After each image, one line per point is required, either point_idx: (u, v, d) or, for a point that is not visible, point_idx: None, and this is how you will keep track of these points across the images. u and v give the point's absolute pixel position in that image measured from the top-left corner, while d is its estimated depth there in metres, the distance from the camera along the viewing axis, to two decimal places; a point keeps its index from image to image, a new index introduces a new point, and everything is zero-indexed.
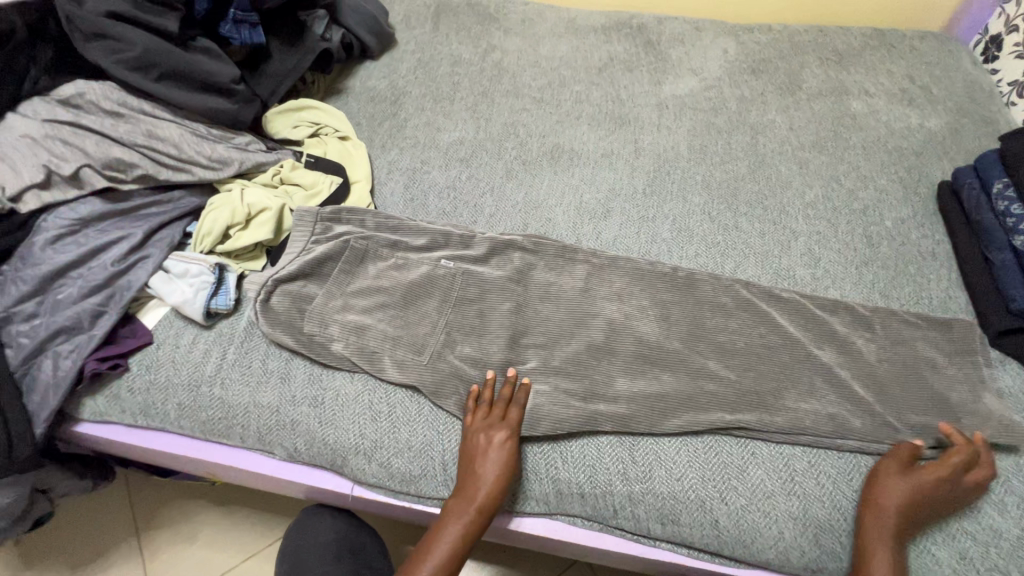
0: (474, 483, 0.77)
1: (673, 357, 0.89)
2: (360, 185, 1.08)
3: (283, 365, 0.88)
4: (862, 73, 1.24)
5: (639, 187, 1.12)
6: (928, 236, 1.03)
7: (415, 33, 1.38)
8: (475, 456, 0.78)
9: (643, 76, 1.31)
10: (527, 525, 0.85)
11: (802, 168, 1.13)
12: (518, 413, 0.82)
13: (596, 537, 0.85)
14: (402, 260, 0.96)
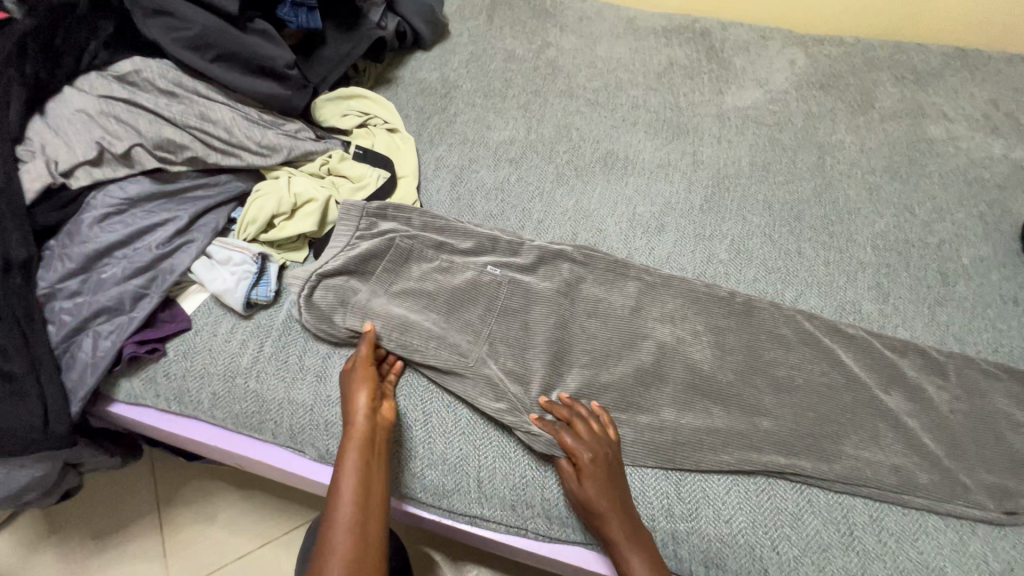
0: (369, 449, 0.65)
1: (760, 407, 0.72)
2: (407, 180, 0.95)
3: (320, 363, 0.76)
4: (942, 96, 1.14)
5: (696, 202, 0.96)
6: (1009, 278, 0.86)
7: (469, 25, 1.31)
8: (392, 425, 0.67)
9: (703, 85, 1.18)
10: (538, 549, 0.70)
11: (872, 193, 0.97)
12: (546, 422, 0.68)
13: None
14: (447, 262, 0.82)
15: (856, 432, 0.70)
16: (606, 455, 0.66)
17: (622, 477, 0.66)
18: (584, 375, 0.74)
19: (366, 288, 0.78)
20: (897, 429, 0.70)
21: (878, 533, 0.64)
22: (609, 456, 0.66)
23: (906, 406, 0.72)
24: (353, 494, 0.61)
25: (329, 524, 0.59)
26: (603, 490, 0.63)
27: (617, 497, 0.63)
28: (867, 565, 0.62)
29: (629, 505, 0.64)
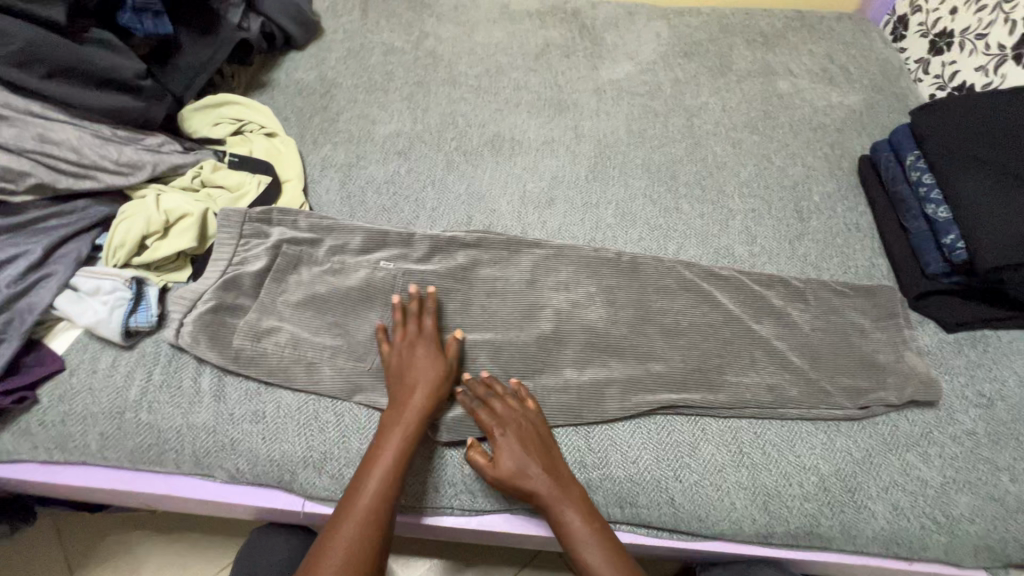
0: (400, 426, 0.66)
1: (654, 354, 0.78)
2: (292, 183, 0.92)
3: (216, 382, 0.73)
4: (787, 55, 1.26)
5: (581, 173, 1.01)
6: (851, 208, 0.98)
7: (343, 21, 1.28)
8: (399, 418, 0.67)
9: (579, 63, 1.23)
10: (466, 523, 0.72)
11: (736, 147, 1.07)
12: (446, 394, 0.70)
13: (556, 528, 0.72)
14: (339, 263, 0.82)
15: (737, 362, 0.78)
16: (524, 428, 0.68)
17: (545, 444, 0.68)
18: (489, 352, 0.77)
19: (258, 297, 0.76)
20: (771, 353, 0.79)
21: (763, 445, 0.72)
22: (526, 425, 0.68)
23: (775, 332, 0.81)
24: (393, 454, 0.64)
25: (353, 496, 0.61)
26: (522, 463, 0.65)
27: (541, 463, 0.66)
28: (757, 476, 0.70)
29: (558, 468, 0.66)
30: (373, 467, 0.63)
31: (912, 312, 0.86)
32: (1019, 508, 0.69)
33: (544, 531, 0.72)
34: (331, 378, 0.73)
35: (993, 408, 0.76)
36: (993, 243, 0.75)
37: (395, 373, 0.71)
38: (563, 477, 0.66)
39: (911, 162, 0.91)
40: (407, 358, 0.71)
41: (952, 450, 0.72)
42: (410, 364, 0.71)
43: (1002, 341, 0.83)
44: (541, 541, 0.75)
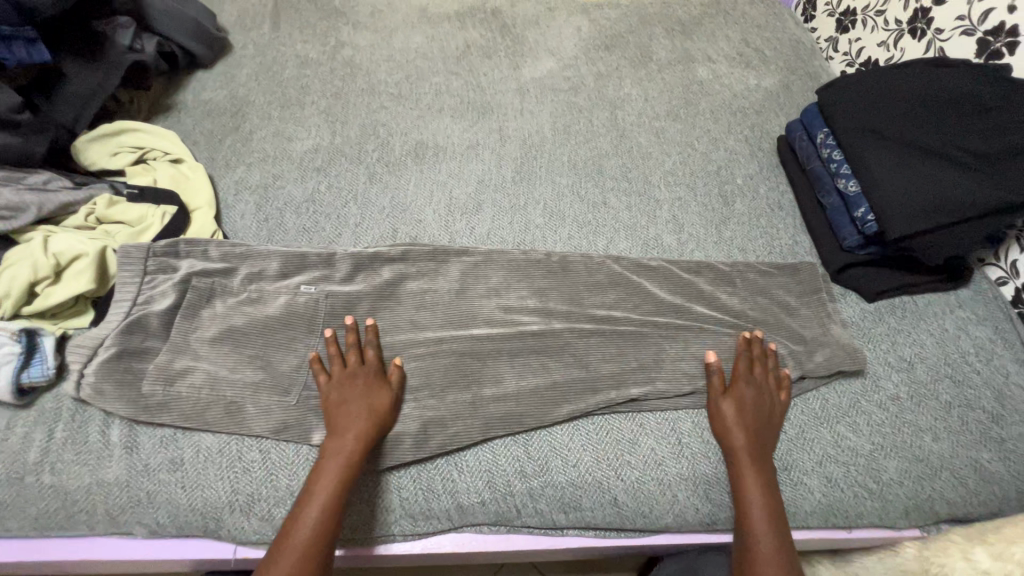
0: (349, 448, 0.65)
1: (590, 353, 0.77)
2: (202, 211, 0.87)
3: (127, 433, 0.68)
4: (704, 42, 1.28)
5: (508, 175, 0.99)
6: (773, 188, 1.00)
7: (252, 34, 1.22)
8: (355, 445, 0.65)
9: (501, 62, 1.22)
10: (410, 548, 0.69)
11: (660, 136, 1.08)
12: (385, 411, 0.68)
13: (505, 540, 0.70)
14: (256, 292, 0.78)
15: (672, 353, 0.78)
16: (746, 403, 0.71)
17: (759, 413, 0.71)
18: (421, 369, 0.74)
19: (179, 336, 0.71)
20: (704, 341, 0.79)
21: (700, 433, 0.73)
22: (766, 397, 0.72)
23: (707, 318, 0.82)
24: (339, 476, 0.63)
25: (299, 514, 0.60)
26: (743, 435, 0.69)
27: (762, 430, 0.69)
28: (696, 465, 0.70)
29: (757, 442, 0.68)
30: (309, 498, 0.61)
31: (835, 286, 0.89)
32: (943, 465, 0.71)
33: (492, 545, 0.70)
34: (253, 415, 0.69)
35: (914, 371, 0.79)
36: (898, 214, 0.77)
37: (334, 407, 0.68)
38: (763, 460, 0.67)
39: (821, 139, 0.93)
40: (346, 393, 0.68)
41: (878, 417, 0.75)
42: (344, 406, 0.67)
43: (918, 305, 0.86)
44: (491, 555, 0.74)
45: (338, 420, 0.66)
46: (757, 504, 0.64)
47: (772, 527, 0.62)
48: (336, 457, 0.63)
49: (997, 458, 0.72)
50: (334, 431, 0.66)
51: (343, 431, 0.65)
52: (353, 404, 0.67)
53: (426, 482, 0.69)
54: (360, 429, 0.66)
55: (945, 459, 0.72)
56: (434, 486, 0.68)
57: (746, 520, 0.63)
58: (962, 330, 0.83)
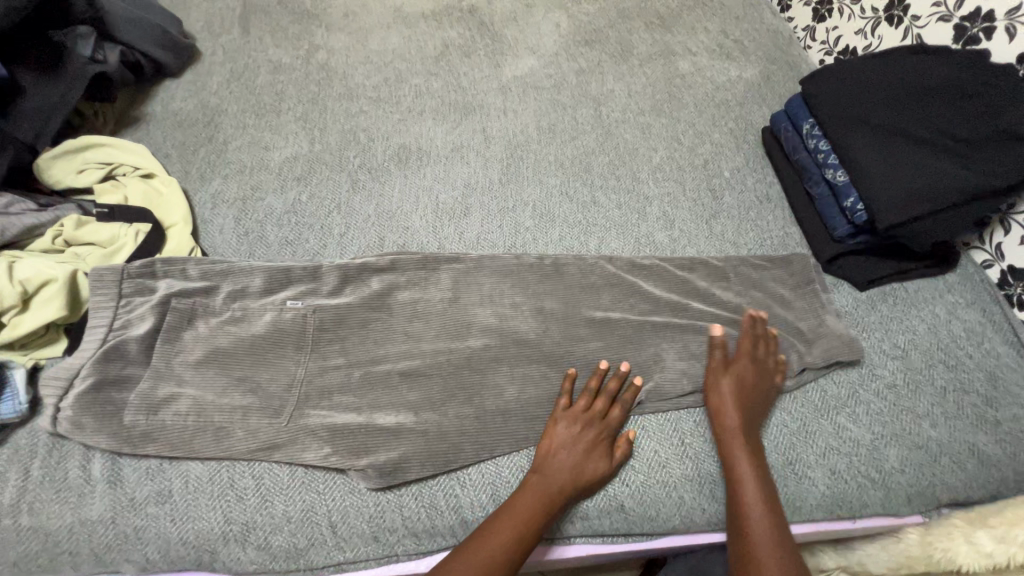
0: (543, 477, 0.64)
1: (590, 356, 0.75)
2: (177, 228, 0.84)
3: (110, 466, 0.65)
4: (684, 34, 1.28)
5: (494, 177, 0.97)
6: (761, 180, 1.00)
7: (221, 40, 1.18)
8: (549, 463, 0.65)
9: (481, 62, 1.19)
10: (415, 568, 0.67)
11: (645, 132, 1.07)
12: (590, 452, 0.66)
13: None
14: (240, 310, 0.75)
15: (672, 353, 0.77)
16: (745, 382, 0.72)
17: (753, 400, 0.71)
18: (418, 382, 0.72)
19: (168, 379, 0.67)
20: (702, 339, 0.79)
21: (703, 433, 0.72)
22: (760, 378, 0.73)
23: (704, 315, 0.81)
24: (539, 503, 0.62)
25: (485, 536, 0.59)
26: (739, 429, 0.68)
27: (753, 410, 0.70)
28: (700, 465, 0.70)
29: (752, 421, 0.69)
30: (485, 535, 0.60)
31: (826, 276, 0.89)
32: (942, 451, 0.72)
33: None
34: (243, 440, 0.66)
35: (909, 358, 0.79)
36: (887, 203, 0.78)
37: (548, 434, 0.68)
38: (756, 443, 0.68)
39: (807, 130, 0.93)
40: (565, 418, 0.69)
41: (876, 406, 0.75)
42: (585, 419, 0.69)
43: (909, 291, 0.86)
44: None
45: (560, 438, 0.67)
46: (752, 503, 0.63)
47: (769, 526, 0.60)
48: (532, 487, 0.63)
49: (994, 440, 0.73)
50: (551, 458, 0.66)
51: (550, 463, 0.66)
52: (553, 435, 0.68)
53: (429, 498, 0.67)
54: (592, 435, 0.67)
55: (943, 444, 0.72)
56: (437, 502, 0.66)
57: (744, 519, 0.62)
58: (952, 314, 0.84)
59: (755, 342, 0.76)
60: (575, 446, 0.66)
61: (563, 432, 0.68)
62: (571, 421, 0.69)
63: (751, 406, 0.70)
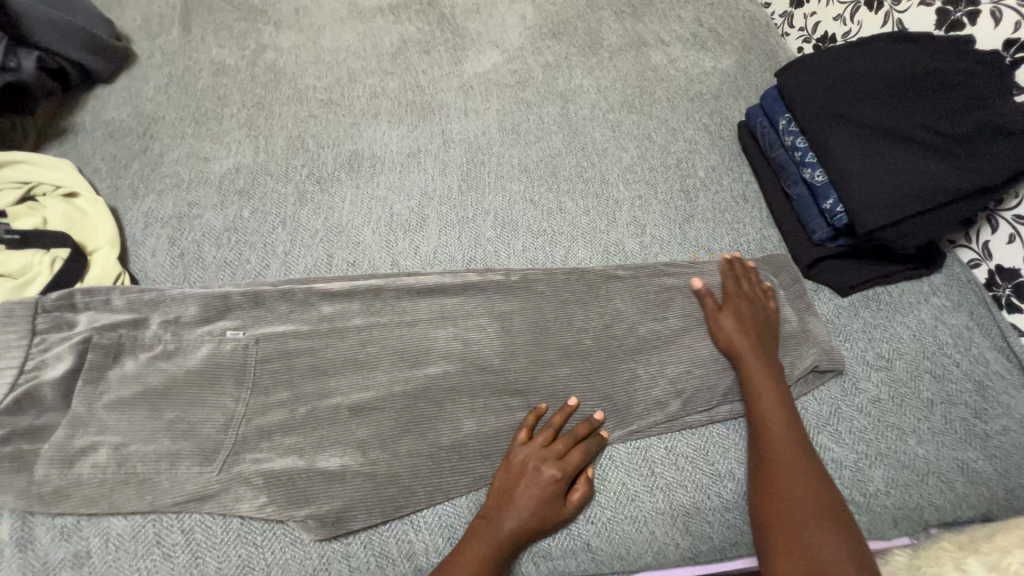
0: (490, 523, 0.59)
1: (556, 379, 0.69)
2: (102, 253, 0.76)
3: (18, 528, 0.58)
4: (656, 24, 1.21)
5: (453, 184, 0.91)
6: (737, 179, 0.95)
7: (159, 41, 1.09)
8: (504, 503, 0.61)
9: (440, 58, 1.12)
10: None
11: (615, 130, 1.01)
12: (548, 495, 0.61)
13: None
14: (173, 342, 0.68)
15: (644, 375, 0.72)
16: (741, 315, 0.73)
17: (769, 350, 0.71)
18: (368, 418, 0.66)
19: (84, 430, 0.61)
20: (677, 357, 0.74)
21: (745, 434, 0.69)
22: (754, 320, 0.73)
23: (679, 330, 0.76)
24: (484, 553, 0.57)
25: None
26: (765, 385, 0.67)
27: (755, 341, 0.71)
28: (672, 496, 0.65)
29: (769, 355, 0.71)
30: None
31: (807, 281, 0.84)
32: (930, 470, 0.68)
33: None
34: (170, 493, 0.59)
35: (894, 368, 0.75)
36: (869, 205, 0.72)
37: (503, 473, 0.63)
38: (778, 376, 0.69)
39: (783, 126, 0.88)
40: (520, 458, 0.63)
41: (860, 424, 0.70)
42: (541, 459, 0.63)
43: (893, 296, 0.82)
44: None
45: (506, 485, 0.62)
46: (789, 463, 0.61)
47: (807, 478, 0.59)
48: (469, 533, 0.59)
49: (983, 456, 0.68)
50: (499, 501, 0.61)
51: (492, 508, 0.61)
52: (505, 479, 0.62)
53: (379, 546, 0.61)
54: (543, 476, 0.61)
55: (931, 463, 0.68)
56: (389, 550, 0.61)
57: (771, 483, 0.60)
58: (939, 320, 0.79)
59: (737, 295, 0.76)
60: (534, 480, 0.61)
61: (516, 472, 0.62)
62: (523, 461, 0.63)
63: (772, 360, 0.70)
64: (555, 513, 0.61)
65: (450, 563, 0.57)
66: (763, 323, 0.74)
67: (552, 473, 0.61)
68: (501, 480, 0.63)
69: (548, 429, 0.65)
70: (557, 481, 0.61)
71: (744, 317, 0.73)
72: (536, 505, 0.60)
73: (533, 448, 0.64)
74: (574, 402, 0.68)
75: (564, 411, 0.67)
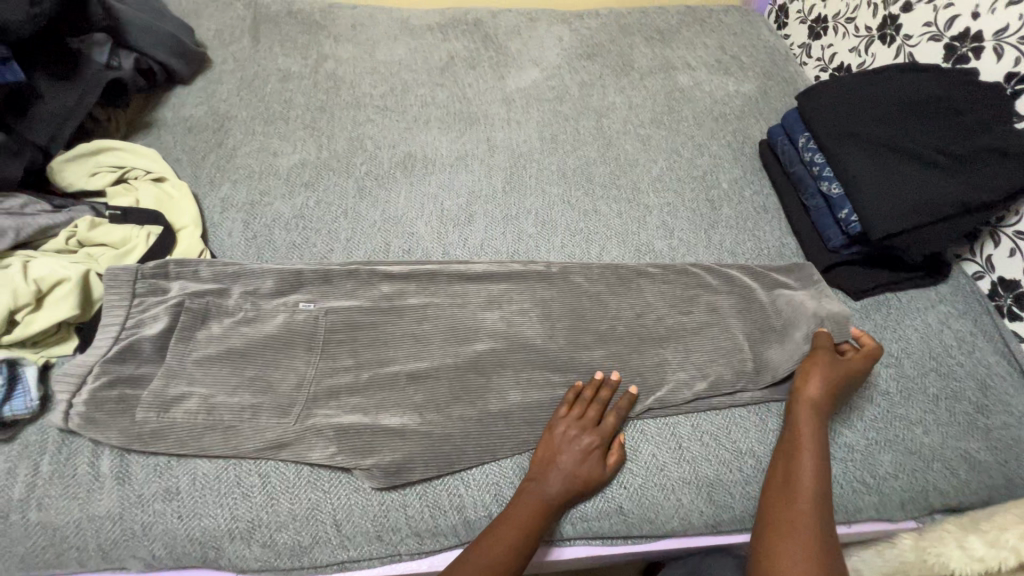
0: (537, 484, 0.66)
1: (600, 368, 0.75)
2: (187, 231, 0.85)
3: (117, 463, 0.66)
4: (683, 50, 1.31)
5: (498, 186, 1.00)
6: (758, 192, 1.03)
7: (232, 49, 1.20)
8: (546, 465, 0.67)
9: (485, 73, 1.22)
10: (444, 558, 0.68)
11: (645, 143, 1.09)
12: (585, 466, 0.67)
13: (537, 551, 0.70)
14: (253, 310, 0.76)
15: (673, 360, 0.79)
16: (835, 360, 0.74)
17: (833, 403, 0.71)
18: (424, 384, 0.73)
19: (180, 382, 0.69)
20: (703, 346, 0.81)
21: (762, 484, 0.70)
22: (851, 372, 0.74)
23: (704, 322, 0.83)
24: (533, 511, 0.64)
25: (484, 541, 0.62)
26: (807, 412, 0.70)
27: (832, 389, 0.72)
28: (697, 468, 0.71)
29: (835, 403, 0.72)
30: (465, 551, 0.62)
31: (823, 285, 0.91)
32: (935, 457, 0.74)
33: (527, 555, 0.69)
34: (250, 439, 0.67)
35: (902, 366, 0.81)
36: (881, 215, 0.80)
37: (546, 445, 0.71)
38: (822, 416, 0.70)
39: (803, 143, 0.96)
40: (559, 427, 0.70)
41: (871, 413, 0.77)
42: (580, 426, 0.70)
43: (902, 301, 0.88)
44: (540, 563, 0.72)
45: (547, 452, 0.69)
46: (805, 494, 0.62)
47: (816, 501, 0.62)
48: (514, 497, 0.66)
49: (985, 447, 0.74)
50: (541, 468, 0.68)
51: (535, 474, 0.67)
52: (546, 448, 0.69)
53: (433, 498, 0.68)
54: (584, 440, 0.68)
55: (936, 450, 0.74)
56: (441, 501, 0.68)
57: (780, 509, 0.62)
58: (944, 324, 0.86)
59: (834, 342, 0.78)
60: (572, 450, 0.68)
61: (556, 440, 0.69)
62: (562, 429, 0.70)
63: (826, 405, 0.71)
64: (592, 477, 0.67)
65: (500, 521, 0.63)
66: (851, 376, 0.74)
67: (590, 441, 0.68)
68: (544, 449, 0.69)
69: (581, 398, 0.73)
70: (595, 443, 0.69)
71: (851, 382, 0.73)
72: (576, 470, 0.67)
73: (572, 420, 0.71)
74: (608, 379, 0.75)
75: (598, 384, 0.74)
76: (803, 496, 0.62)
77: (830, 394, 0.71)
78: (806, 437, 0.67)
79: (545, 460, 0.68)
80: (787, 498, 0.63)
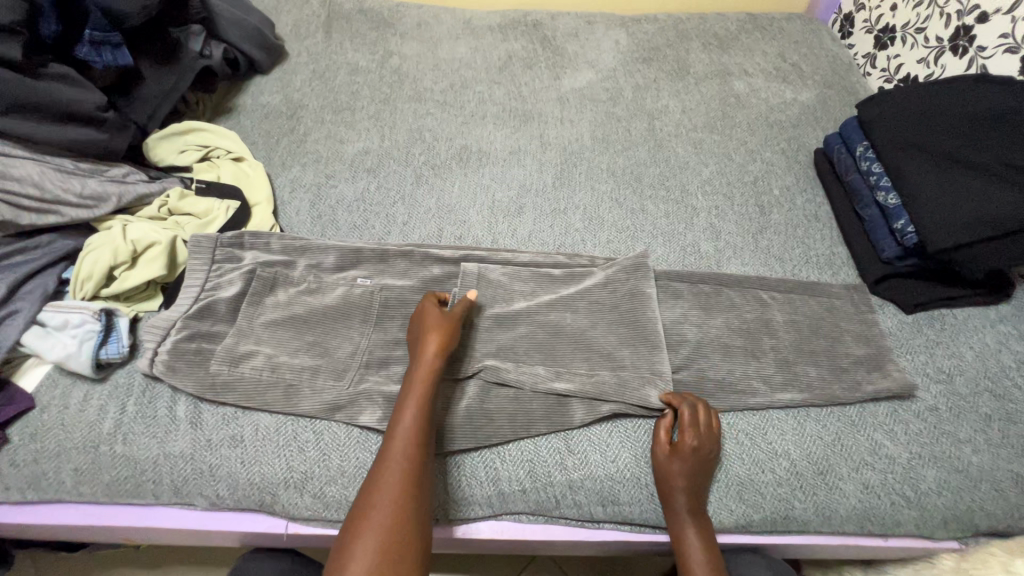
0: (675, 501, 0.68)
1: (632, 367, 0.76)
2: (261, 207, 0.93)
3: (191, 409, 0.73)
4: (741, 56, 1.31)
5: (549, 180, 1.03)
6: (810, 200, 1.02)
7: (307, 43, 1.29)
8: (682, 487, 0.68)
9: (542, 73, 1.26)
10: (494, 530, 0.72)
11: (697, 146, 1.10)
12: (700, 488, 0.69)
13: (573, 532, 0.73)
14: (315, 282, 0.82)
15: (711, 359, 0.80)
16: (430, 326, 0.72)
17: (705, 458, 0.69)
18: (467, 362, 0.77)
19: (249, 340, 0.76)
20: (743, 347, 0.81)
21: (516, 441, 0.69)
22: (699, 446, 0.69)
23: (745, 324, 0.84)
24: (677, 520, 0.68)
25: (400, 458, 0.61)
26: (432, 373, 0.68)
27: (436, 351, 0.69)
28: (729, 467, 0.72)
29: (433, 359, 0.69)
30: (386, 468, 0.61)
31: (872, 297, 0.90)
32: (983, 477, 0.71)
33: (567, 535, 0.73)
34: (309, 398, 0.72)
35: (952, 383, 0.79)
36: (940, 227, 0.78)
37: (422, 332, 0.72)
38: (702, 465, 0.69)
39: (861, 152, 0.95)
40: (670, 466, 0.69)
41: (915, 427, 0.75)
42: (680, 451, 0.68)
43: (957, 318, 0.86)
44: (581, 545, 0.75)
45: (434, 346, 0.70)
46: (692, 535, 0.67)
47: (698, 542, 0.67)
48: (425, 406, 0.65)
49: None
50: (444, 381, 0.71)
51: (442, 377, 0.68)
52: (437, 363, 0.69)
53: (470, 469, 0.71)
54: (692, 467, 0.68)
55: (985, 471, 0.72)
56: (478, 474, 0.71)
57: (676, 525, 0.68)
58: (1003, 345, 0.83)
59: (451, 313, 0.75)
60: (695, 478, 0.68)
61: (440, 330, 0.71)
62: (679, 472, 0.68)
63: (699, 457, 0.69)
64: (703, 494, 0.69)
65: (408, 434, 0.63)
66: (690, 452, 0.68)
67: (706, 467, 0.70)
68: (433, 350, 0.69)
69: (704, 430, 0.71)
70: (703, 476, 0.69)
71: (695, 454, 0.68)
72: (697, 489, 0.68)
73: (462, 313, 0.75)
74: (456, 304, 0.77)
75: (708, 419, 0.72)
76: (692, 537, 0.67)
77: (695, 432, 0.70)
78: (696, 486, 0.68)
79: (676, 482, 0.68)
80: (694, 508, 0.68)
